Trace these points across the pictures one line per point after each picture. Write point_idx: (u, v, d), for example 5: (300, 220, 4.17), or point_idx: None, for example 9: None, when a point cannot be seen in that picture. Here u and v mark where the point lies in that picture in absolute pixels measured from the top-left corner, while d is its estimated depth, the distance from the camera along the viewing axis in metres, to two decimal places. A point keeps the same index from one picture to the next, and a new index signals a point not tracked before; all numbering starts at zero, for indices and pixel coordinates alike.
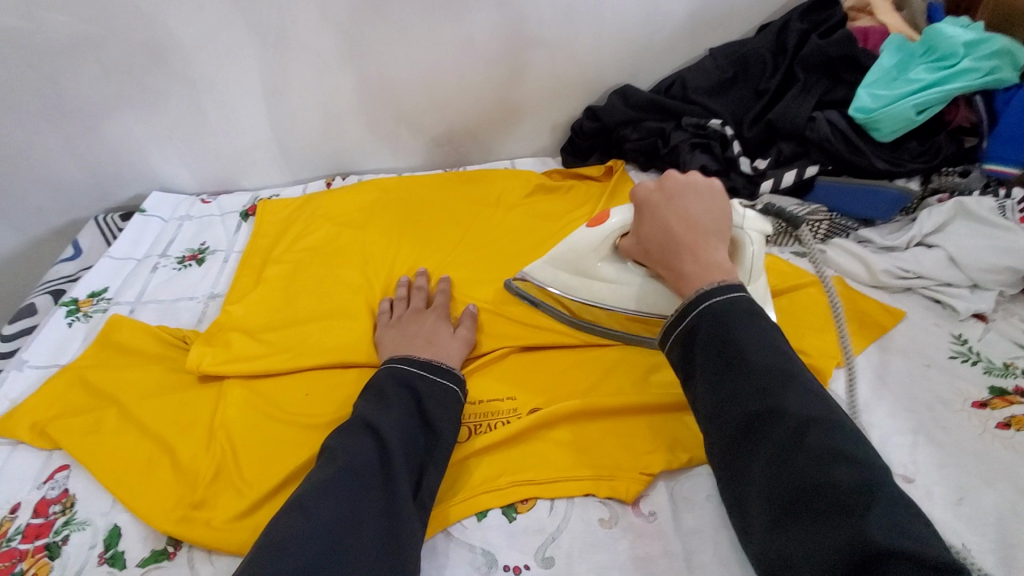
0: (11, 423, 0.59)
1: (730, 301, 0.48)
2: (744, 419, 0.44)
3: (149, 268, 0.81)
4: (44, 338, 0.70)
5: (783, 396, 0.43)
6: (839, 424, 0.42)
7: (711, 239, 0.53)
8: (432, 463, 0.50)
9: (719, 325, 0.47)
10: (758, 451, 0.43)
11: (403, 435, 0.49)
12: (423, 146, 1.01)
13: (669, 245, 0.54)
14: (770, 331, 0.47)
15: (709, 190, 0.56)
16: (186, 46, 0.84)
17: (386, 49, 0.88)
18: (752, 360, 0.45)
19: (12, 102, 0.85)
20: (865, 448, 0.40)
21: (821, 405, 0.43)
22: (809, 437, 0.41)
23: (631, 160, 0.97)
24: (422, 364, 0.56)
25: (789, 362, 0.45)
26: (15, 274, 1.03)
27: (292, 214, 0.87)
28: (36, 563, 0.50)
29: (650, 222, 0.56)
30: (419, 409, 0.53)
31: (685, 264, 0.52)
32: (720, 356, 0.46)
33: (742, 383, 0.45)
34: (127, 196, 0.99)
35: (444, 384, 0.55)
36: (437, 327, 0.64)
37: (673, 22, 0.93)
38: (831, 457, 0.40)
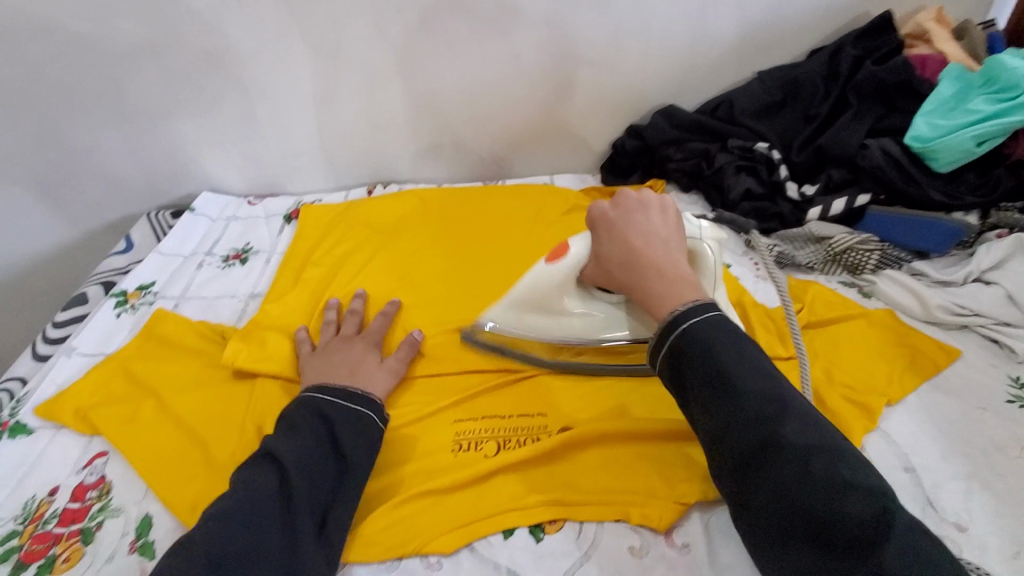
0: (56, 407, 0.60)
1: (711, 321, 0.47)
2: (743, 452, 0.42)
3: (195, 265, 0.83)
4: (92, 327, 0.71)
5: (781, 423, 0.42)
6: (837, 449, 0.41)
7: (672, 255, 0.53)
8: (342, 496, 0.49)
9: (706, 346, 0.46)
10: (763, 480, 0.41)
11: (307, 469, 0.48)
12: (464, 159, 1.02)
13: (633, 264, 0.53)
14: (754, 351, 0.46)
15: (660, 204, 0.56)
16: (243, 53, 0.87)
17: (433, 63, 0.90)
18: (744, 386, 0.44)
19: (79, 103, 0.90)
20: (863, 470, 0.40)
21: (817, 431, 0.42)
22: (815, 467, 0.40)
23: (672, 181, 0.96)
24: (343, 394, 0.55)
25: (776, 383, 0.44)
26: (71, 264, 1.08)
27: (333, 218, 0.89)
28: (70, 547, 0.50)
29: (608, 241, 0.55)
30: (333, 439, 0.51)
31: (653, 283, 0.51)
32: (711, 382, 0.44)
33: (736, 412, 0.43)
34: (178, 195, 1.03)
35: (360, 410, 0.54)
36: (365, 355, 0.63)
37: (721, 44, 0.92)
38: (839, 487, 0.39)
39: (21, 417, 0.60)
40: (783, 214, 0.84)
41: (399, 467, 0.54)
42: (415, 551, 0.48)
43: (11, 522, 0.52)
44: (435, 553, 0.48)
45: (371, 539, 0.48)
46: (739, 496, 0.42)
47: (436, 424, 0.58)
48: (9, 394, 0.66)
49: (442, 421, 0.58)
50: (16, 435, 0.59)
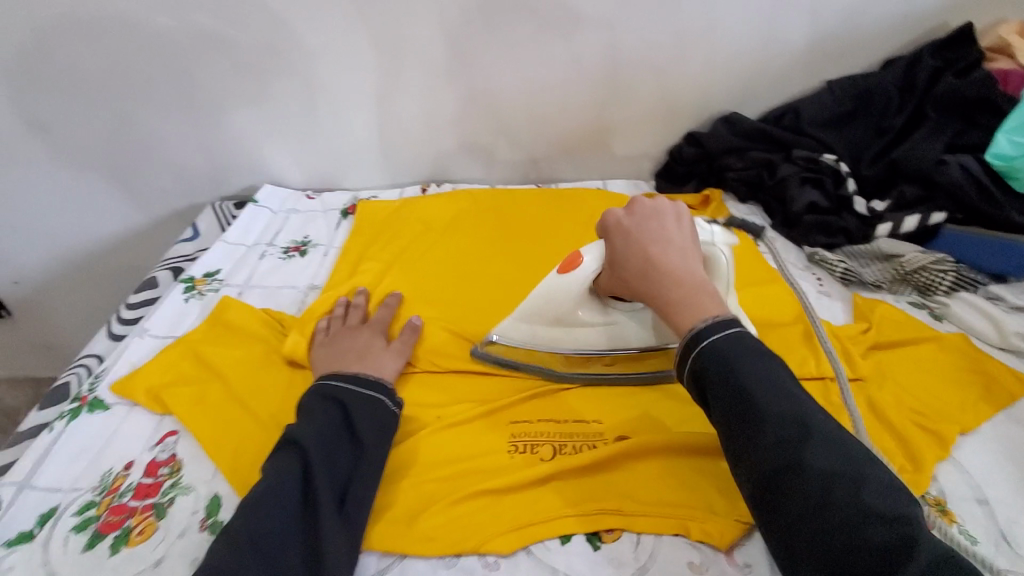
0: (130, 385, 0.62)
1: (733, 338, 0.46)
2: (762, 475, 0.41)
3: (258, 255, 0.86)
4: (164, 310, 0.74)
5: (804, 447, 0.40)
6: (863, 475, 0.39)
7: (688, 263, 0.53)
8: (359, 475, 0.50)
9: (727, 364, 0.45)
10: (785, 505, 0.40)
11: (325, 449, 0.50)
12: (518, 160, 1.02)
13: (650, 270, 0.52)
14: (778, 369, 0.45)
15: (674, 212, 0.56)
16: (312, 50, 0.89)
17: (493, 63, 0.90)
18: (765, 407, 0.43)
19: (155, 94, 0.94)
20: (892, 497, 0.38)
21: (842, 455, 0.40)
22: (836, 494, 0.38)
23: (730, 190, 0.94)
24: (357, 379, 0.57)
25: (800, 404, 0.43)
26: (141, 248, 1.14)
27: (389, 214, 0.92)
28: (144, 520, 0.50)
29: (624, 247, 0.54)
30: (346, 422, 0.53)
31: (672, 292, 0.50)
32: (731, 402, 0.44)
33: (756, 435, 0.42)
34: (241, 186, 1.06)
35: (370, 394, 0.56)
36: (371, 342, 0.64)
37: (788, 52, 0.90)
38: (862, 516, 0.37)
39: (98, 393, 0.63)
40: (850, 229, 0.82)
41: (455, 463, 0.54)
42: (472, 549, 0.48)
43: (88, 493, 0.53)
44: (493, 552, 0.48)
45: (429, 534, 0.49)
46: (761, 523, 0.41)
47: (493, 424, 0.58)
48: (86, 369, 0.69)
49: (498, 421, 0.59)
50: (94, 410, 0.61)
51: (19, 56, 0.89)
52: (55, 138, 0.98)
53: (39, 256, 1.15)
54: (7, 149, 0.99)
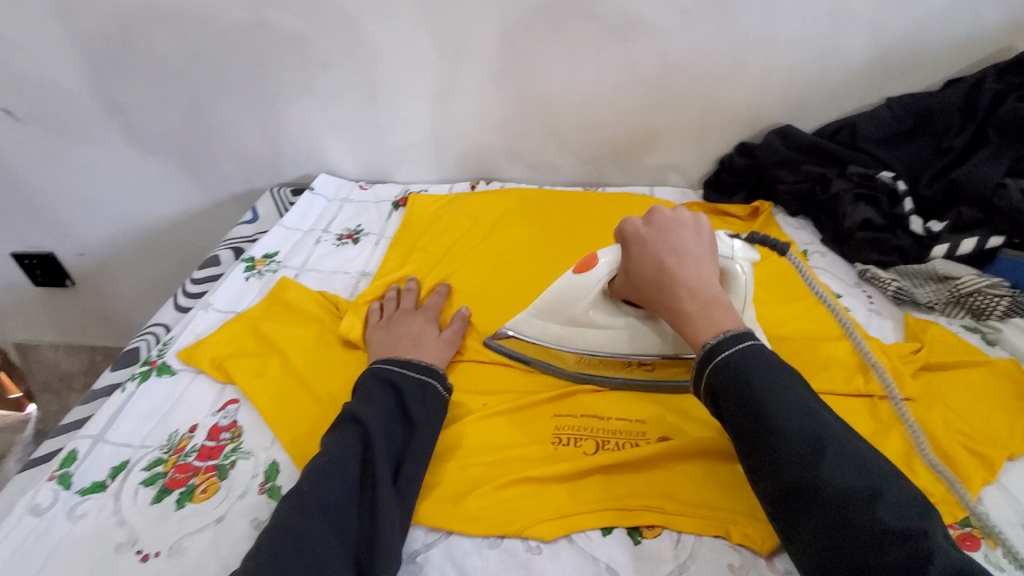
0: (196, 354, 0.66)
1: (746, 353, 0.48)
2: (779, 490, 0.42)
3: (314, 240, 0.90)
4: (226, 287, 0.78)
5: (817, 464, 0.41)
6: (879, 490, 0.40)
7: (703, 274, 0.55)
8: (413, 453, 0.52)
9: (740, 382, 0.47)
10: (799, 519, 0.41)
11: (383, 428, 0.52)
12: (567, 163, 1.04)
13: (664, 281, 0.54)
14: (793, 385, 0.46)
15: (693, 223, 0.57)
16: (376, 47, 0.93)
17: (550, 67, 0.92)
18: (779, 425, 0.44)
19: (226, 83, 0.99)
20: (910, 514, 0.39)
21: (857, 471, 0.41)
22: (851, 510, 0.39)
23: (781, 204, 0.94)
24: (409, 364, 0.59)
25: (815, 419, 0.44)
26: (201, 229, 1.20)
27: (440, 208, 0.94)
28: (207, 480, 0.53)
29: (638, 256, 0.56)
30: (401, 404, 0.55)
31: (685, 302, 0.53)
32: (744, 417, 0.45)
33: (771, 452, 0.43)
34: (298, 174, 1.10)
35: (423, 378, 0.58)
36: (425, 328, 0.66)
37: (849, 67, 0.89)
38: (877, 532, 0.38)
39: (166, 359, 0.67)
40: (904, 247, 0.81)
41: (499, 450, 0.56)
42: (517, 532, 0.49)
43: (156, 450, 0.56)
44: (535, 537, 0.49)
45: (475, 514, 0.50)
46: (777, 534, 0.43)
47: (537, 416, 0.60)
48: (154, 337, 0.74)
49: (541, 414, 0.60)
50: (162, 374, 0.65)
51: (105, 42, 0.95)
52: (131, 120, 1.04)
53: (106, 231, 1.21)
54: (87, 129, 1.06)
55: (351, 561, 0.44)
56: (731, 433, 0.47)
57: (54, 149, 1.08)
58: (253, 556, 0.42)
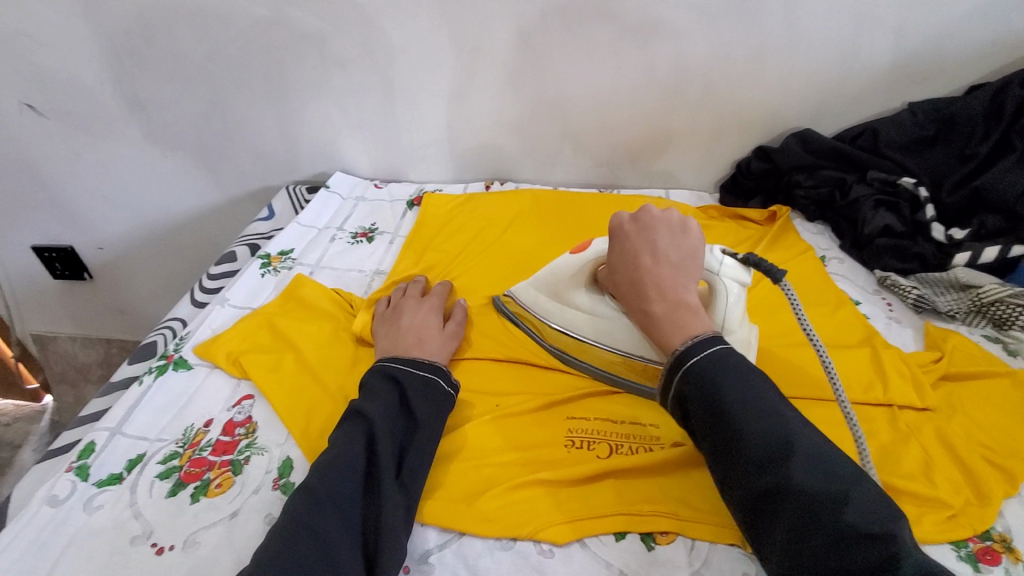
0: (213, 349, 0.66)
1: (716, 359, 0.48)
2: (750, 496, 0.42)
3: (329, 238, 0.90)
4: (242, 283, 0.79)
5: (785, 468, 0.41)
6: (846, 492, 0.40)
7: (680, 278, 0.54)
8: (415, 449, 0.52)
9: (708, 387, 0.46)
10: (771, 526, 0.41)
11: (387, 423, 0.52)
12: (582, 164, 1.03)
13: (638, 281, 0.55)
14: (760, 387, 0.46)
15: (679, 225, 0.56)
16: (394, 47, 0.93)
17: (567, 68, 0.92)
18: (746, 429, 0.43)
19: (246, 81, 1.00)
20: (876, 515, 0.39)
21: (824, 473, 0.41)
22: (820, 514, 0.39)
23: (799, 208, 0.93)
24: (413, 360, 0.59)
25: (782, 422, 0.44)
26: (218, 225, 1.21)
27: (455, 208, 0.95)
28: (221, 474, 0.54)
29: (620, 254, 0.57)
30: (403, 401, 0.55)
31: (653, 304, 0.53)
32: (713, 423, 0.45)
33: (740, 458, 0.43)
34: (314, 172, 1.11)
35: (427, 375, 0.58)
36: (427, 320, 0.66)
37: (870, 71, 0.88)
38: (845, 534, 0.38)
39: (183, 353, 0.67)
40: (925, 254, 0.80)
41: (514, 451, 0.56)
42: (530, 535, 0.49)
43: (172, 444, 0.57)
44: (548, 540, 0.49)
45: (487, 515, 0.50)
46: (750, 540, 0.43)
47: (550, 418, 0.59)
48: (171, 331, 0.74)
49: (556, 416, 0.60)
50: (178, 368, 0.65)
51: (128, 39, 0.96)
52: (151, 116, 1.05)
53: (124, 225, 1.23)
54: (108, 124, 1.07)
55: (362, 560, 0.44)
56: (700, 439, 0.47)
57: (75, 144, 1.10)
58: (265, 549, 0.42)
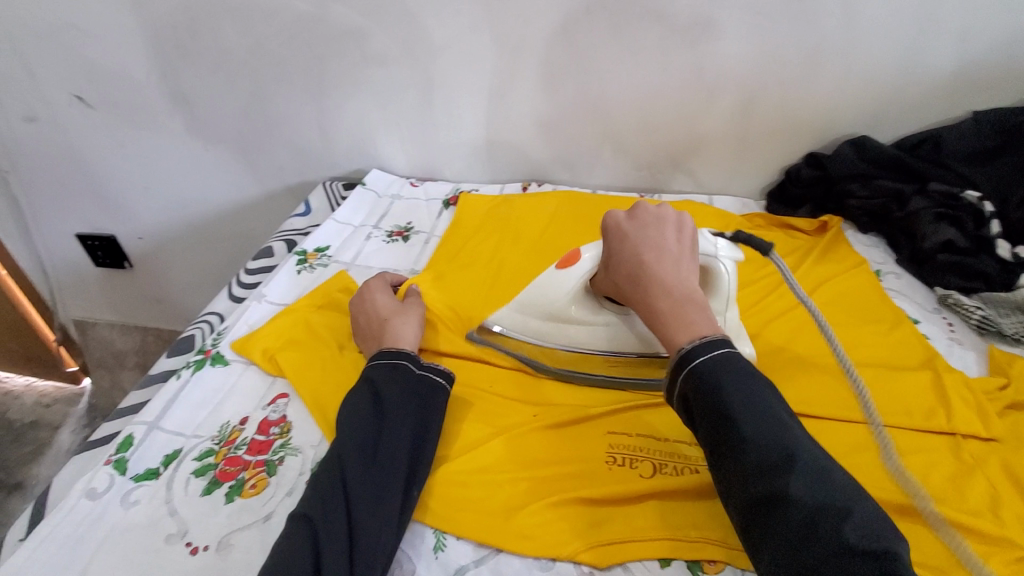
0: (248, 344, 0.66)
1: (720, 358, 0.44)
2: (745, 507, 0.39)
3: (365, 236, 0.90)
4: (280, 279, 0.79)
5: (784, 477, 0.38)
6: (850, 508, 0.36)
7: (680, 272, 0.52)
8: (387, 432, 0.51)
9: (713, 387, 0.43)
10: (762, 538, 0.37)
11: (351, 416, 0.51)
12: (622, 167, 1.00)
13: (640, 276, 0.52)
14: (766, 394, 0.43)
15: (677, 221, 0.55)
16: (436, 44, 0.92)
17: (612, 68, 0.89)
18: (747, 433, 0.40)
19: (287, 77, 1.00)
20: (880, 532, 0.35)
21: (826, 484, 0.38)
22: (819, 528, 0.36)
23: (851, 219, 0.89)
24: (379, 352, 0.58)
25: (786, 430, 0.41)
26: (255, 219, 1.22)
27: (490, 209, 0.93)
28: (255, 475, 0.53)
29: (620, 253, 0.55)
30: (373, 391, 0.53)
31: (657, 300, 0.50)
32: (714, 425, 0.42)
33: (738, 462, 0.40)
34: (351, 169, 1.11)
35: (388, 360, 0.56)
36: (383, 305, 0.65)
37: (933, 77, 0.83)
38: (844, 553, 0.34)
39: (220, 349, 0.67)
40: (990, 272, 0.75)
41: (553, 466, 0.54)
42: (569, 556, 0.47)
43: (208, 441, 0.57)
44: (588, 563, 0.47)
45: (525, 533, 0.48)
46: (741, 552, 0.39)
47: (590, 433, 0.57)
48: (209, 325, 0.74)
49: (597, 430, 0.58)
50: (215, 363, 0.65)
51: (175, 33, 0.98)
52: (194, 110, 1.07)
53: (165, 216, 1.25)
54: (152, 117, 1.09)
55: (347, 565, 0.43)
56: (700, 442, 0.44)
57: (121, 135, 1.12)
58: (278, 551, 0.43)
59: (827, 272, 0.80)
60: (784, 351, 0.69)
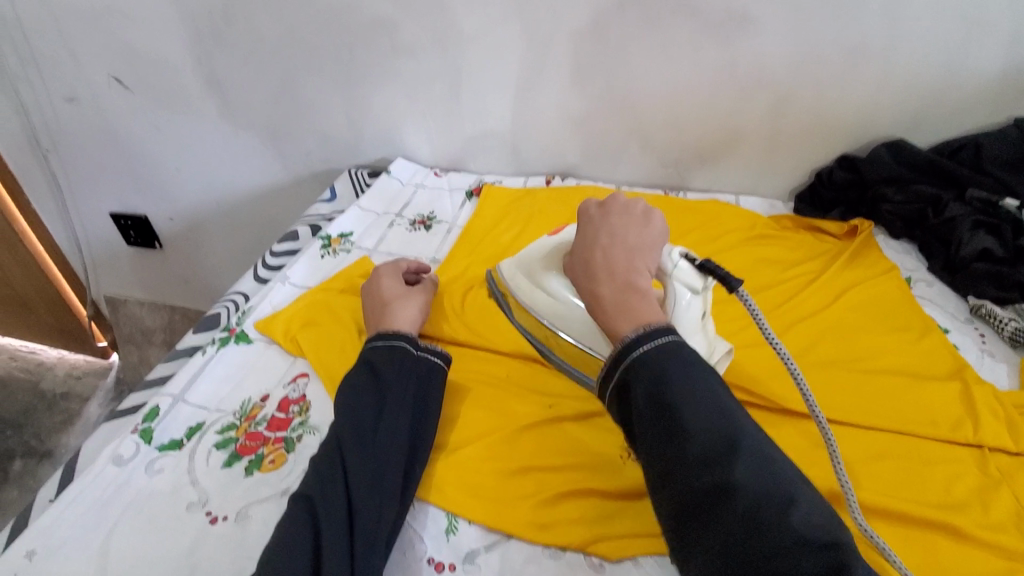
0: (271, 324, 0.68)
1: (665, 347, 0.43)
2: (686, 499, 0.37)
3: (388, 224, 0.91)
4: (304, 263, 0.80)
5: (730, 467, 0.36)
6: (793, 497, 0.35)
7: (633, 262, 0.51)
8: (388, 414, 0.51)
9: (657, 375, 0.41)
10: (706, 532, 0.35)
11: (349, 397, 0.51)
12: (648, 164, 1.00)
13: (590, 261, 0.51)
14: (709, 381, 0.41)
15: (642, 214, 0.54)
16: (465, 35, 0.92)
17: (641, 64, 0.89)
18: (690, 423, 0.38)
19: (317, 64, 1.01)
20: (820, 519, 0.34)
21: (770, 474, 0.36)
22: (764, 519, 0.34)
23: (882, 224, 0.87)
24: (377, 334, 0.58)
25: (729, 419, 0.39)
26: (282, 204, 1.24)
27: (514, 201, 0.93)
28: (275, 451, 0.54)
29: (580, 239, 0.54)
30: (373, 372, 0.54)
31: (600, 286, 0.49)
32: (656, 414, 0.40)
33: (680, 453, 0.38)
34: (377, 157, 1.12)
35: (388, 343, 0.57)
36: (393, 289, 0.66)
37: (975, 81, 0.81)
38: (788, 545, 0.33)
39: (244, 327, 0.69)
40: None
41: (568, 457, 0.54)
42: (580, 546, 0.47)
43: (230, 416, 0.58)
44: (599, 554, 0.47)
45: (541, 523, 0.49)
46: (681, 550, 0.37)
47: (607, 428, 0.57)
48: (234, 304, 0.76)
49: (613, 424, 0.58)
50: (239, 341, 0.67)
51: (211, 19, 0.99)
52: (227, 95, 1.09)
53: (195, 199, 1.28)
54: (186, 101, 1.11)
55: (347, 544, 0.43)
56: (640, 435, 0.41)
57: (156, 118, 1.15)
58: (282, 529, 0.43)
59: (854, 277, 0.78)
60: (812, 351, 0.68)
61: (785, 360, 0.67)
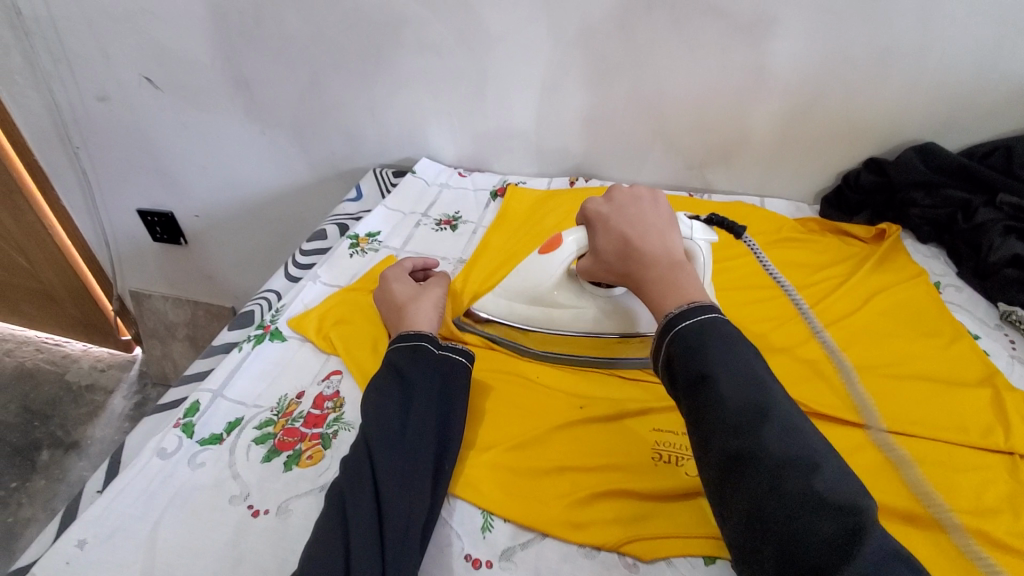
0: (303, 323, 0.69)
1: (705, 322, 0.44)
2: (719, 462, 0.38)
3: (414, 223, 0.92)
4: (334, 262, 0.81)
5: (759, 433, 0.37)
6: (821, 465, 0.36)
7: (665, 241, 0.54)
8: (415, 414, 0.52)
9: (696, 346, 0.43)
10: (736, 494, 0.37)
11: (376, 398, 0.52)
12: (672, 166, 1.00)
13: (628, 249, 0.54)
14: (746, 356, 0.42)
15: (655, 198, 0.58)
16: (491, 35, 0.93)
17: (667, 65, 0.89)
18: (724, 392, 0.40)
19: (344, 64, 1.02)
20: (846, 487, 0.35)
21: (800, 442, 0.37)
22: (787, 485, 0.35)
23: (911, 228, 0.87)
24: (400, 336, 0.59)
25: (764, 390, 0.40)
26: (306, 203, 1.26)
27: (537, 202, 0.94)
28: (312, 447, 0.56)
29: (605, 232, 0.57)
30: (397, 373, 0.55)
31: (647, 270, 0.52)
32: (692, 384, 0.41)
33: (714, 419, 0.39)
34: (402, 156, 1.13)
35: (412, 344, 0.58)
36: (408, 290, 0.67)
37: (1007, 85, 0.80)
38: (817, 506, 0.34)
39: (278, 325, 0.70)
40: None
41: (596, 458, 0.55)
42: (614, 546, 0.48)
43: (267, 411, 0.59)
44: (632, 554, 0.48)
45: (574, 522, 0.49)
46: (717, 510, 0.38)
47: (636, 430, 0.58)
48: (267, 301, 0.78)
49: (642, 425, 0.58)
50: (274, 338, 0.68)
51: (240, 18, 1.01)
52: (254, 94, 1.10)
53: (220, 196, 1.30)
54: (214, 99, 1.13)
55: (379, 542, 0.44)
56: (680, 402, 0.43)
57: (184, 116, 1.17)
58: (320, 529, 0.44)
59: (880, 282, 0.78)
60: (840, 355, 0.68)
61: (812, 363, 0.67)
